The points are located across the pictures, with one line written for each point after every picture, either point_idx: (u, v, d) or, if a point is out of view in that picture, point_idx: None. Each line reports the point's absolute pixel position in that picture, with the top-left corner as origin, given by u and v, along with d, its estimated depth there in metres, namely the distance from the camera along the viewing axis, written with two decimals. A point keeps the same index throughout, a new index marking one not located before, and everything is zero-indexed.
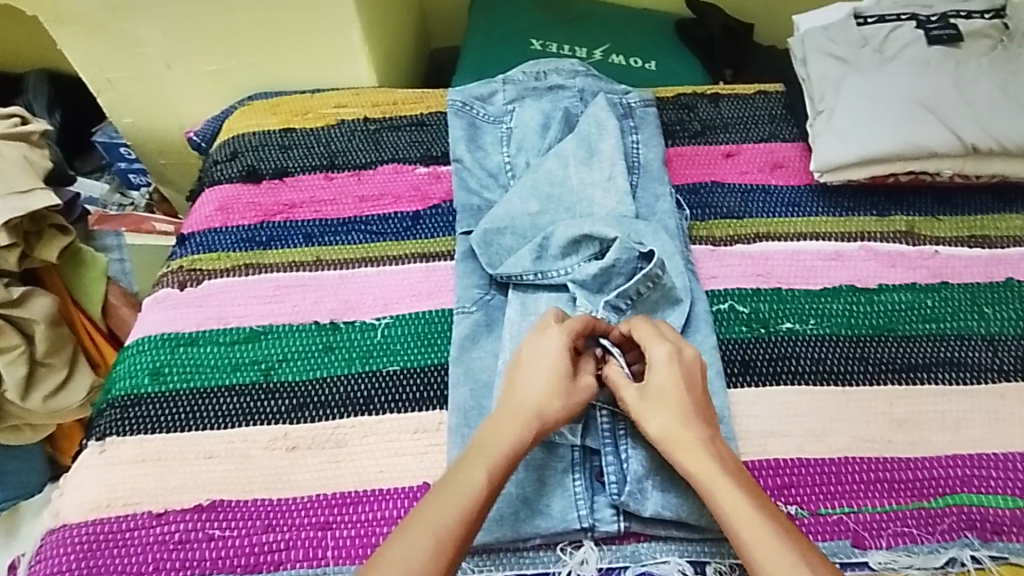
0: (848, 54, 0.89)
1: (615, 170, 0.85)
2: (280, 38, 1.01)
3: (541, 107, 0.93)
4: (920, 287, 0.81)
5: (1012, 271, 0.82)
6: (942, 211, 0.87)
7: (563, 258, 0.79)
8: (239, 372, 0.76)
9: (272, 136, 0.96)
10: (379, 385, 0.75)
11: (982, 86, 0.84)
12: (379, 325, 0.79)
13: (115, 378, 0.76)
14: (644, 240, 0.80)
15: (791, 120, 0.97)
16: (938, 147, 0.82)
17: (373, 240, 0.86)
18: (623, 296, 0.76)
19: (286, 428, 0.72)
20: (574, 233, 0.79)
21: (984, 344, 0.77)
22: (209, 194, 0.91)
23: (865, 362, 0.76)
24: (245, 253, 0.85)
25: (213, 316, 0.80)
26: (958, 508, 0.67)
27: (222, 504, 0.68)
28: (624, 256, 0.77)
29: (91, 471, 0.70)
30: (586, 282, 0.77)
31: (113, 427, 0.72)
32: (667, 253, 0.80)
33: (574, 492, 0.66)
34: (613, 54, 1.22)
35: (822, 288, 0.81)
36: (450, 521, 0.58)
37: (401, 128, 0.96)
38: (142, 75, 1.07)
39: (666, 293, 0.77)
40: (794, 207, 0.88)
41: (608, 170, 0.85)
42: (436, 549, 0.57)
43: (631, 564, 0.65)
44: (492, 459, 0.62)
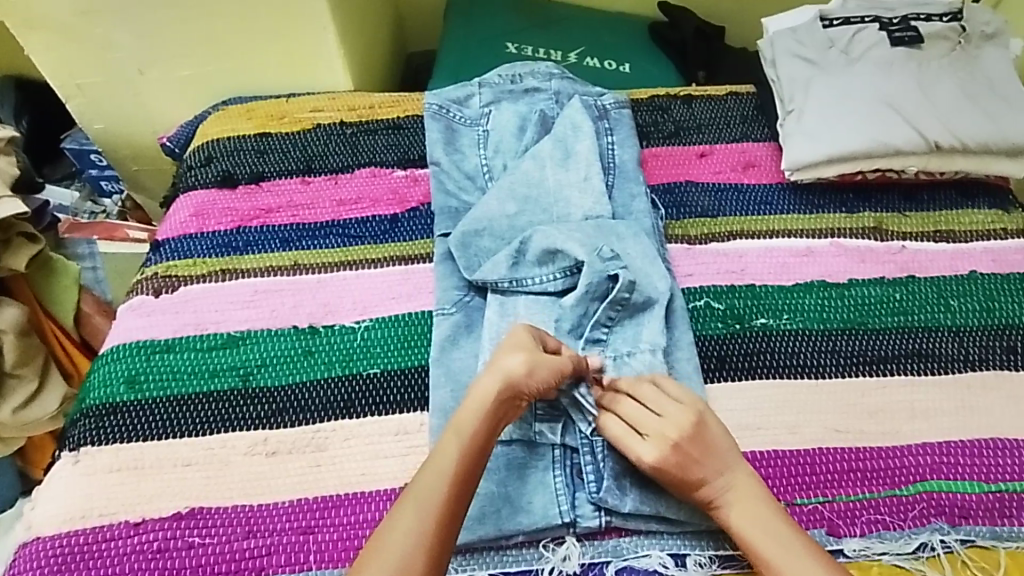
0: (815, 55, 0.91)
1: (591, 171, 0.86)
2: (254, 42, 1.01)
3: (517, 109, 0.94)
4: (888, 281, 0.83)
5: (976, 264, 0.85)
6: (908, 207, 0.90)
7: (540, 267, 0.79)
8: (218, 379, 0.75)
9: (247, 140, 0.96)
10: (359, 387, 0.75)
11: (944, 86, 0.87)
12: (358, 329, 0.79)
13: (88, 387, 0.75)
14: (621, 249, 0.80)
15: (763, 120, 0.99)
16: (903, 145, 0.85)
17: (352, 244, 0.86)
18: (597, 326, 0.76)
19: (266, 433, 0.72)
20: (551, 243, 0.79)
21: (950, 335, 0.79)
22: (183, 200, 0.90)
23: (838, 355, 0.77)
24: (221, 259, 0.84)
25: (189, 322, 0.79)
26: (928, 495, 0.69)
27: (201, 511, 0.67)
28: (593, 280, 0.77)
29: (65, 482, 0.69)
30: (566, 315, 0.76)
31: (88, 436, 0.71)
32: (647, 262, 0.80)
33: (555, 488, 0.67)
34: (588, 57, 1.23)
35: (795, 284, 0.83)
36: (434, 500, 0.60)
37: (377, 132, 0.97)
38: (114, 80, 1.06)
39: (634, 310, 0.77)
40: (766, 205, 0.90)
41: (584, 171, 0.86)
42: (422, 533, 0.58)
43: (613, 559, 0.65)
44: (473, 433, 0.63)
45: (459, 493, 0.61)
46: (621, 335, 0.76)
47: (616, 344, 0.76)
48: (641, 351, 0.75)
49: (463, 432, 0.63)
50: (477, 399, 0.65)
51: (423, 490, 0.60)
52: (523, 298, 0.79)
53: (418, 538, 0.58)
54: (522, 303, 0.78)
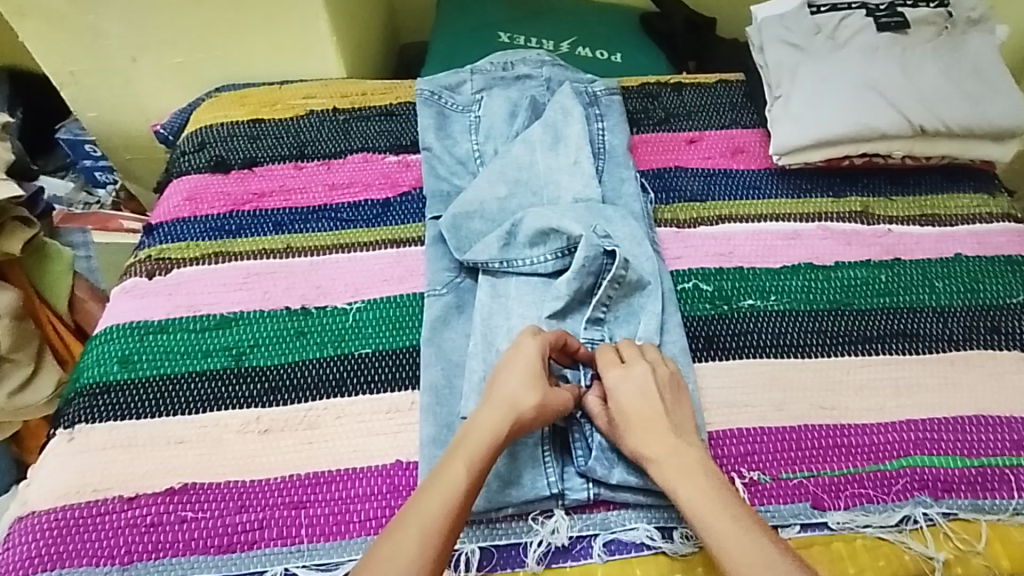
0: (802, 41, 0.91)
1: (581, 155, 0.87)
2: (247, 29, 1.01)
3: (508, 96, 0.95)
4: (875, 263, 0.84)
5: (961, 247, 0.86)
6: (894, 192, 0.91)
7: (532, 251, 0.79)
8: (210, 358, 0.75)
9: (240, 126, 0.96)
10: (351, 367, 0.75)
11: (928, 71, 0.88)
12: (350, 310, 0.79)
13: (82, 367, 0.76)
14: (612, 227, 0.81)
15: (751, 107, 1.00)
16: (888, 129, 0.86)
17: (344, 227, 0.87)
18: (597, 305, 0.77)
19: (258, 411, 0.73)
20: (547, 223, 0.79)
21: (934, 315, 0.80)
22: (176, 185, 0.91)
23: (824, 335, 0.78)
24: (215, 242, 0.85)
25: (182, 304, 0.80)
26: (912, 469, 0.70)
27: (193, 487, 0.68)
28: (591, 258, 0.76)
29: (59, 460, 0.69)
30: (558, 298, 0.76)
31: (82, 415, 0.72)
32: (635, 240, 0.81)
33: (544, 463, 0.67)
34: (580, 47, 1.24)
35: (782, 266, 0.84)
36: (437, 525, 0.59)
37: (370, 118, 0.98)
38: (107, 68, 1.06)
39: (632, 287, 0.78)
40: (754, 189, 0.91)
41: (574, 155, 0.87)
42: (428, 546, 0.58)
43: (601, 532, 0.66)
44: (475, 454, 0.63)
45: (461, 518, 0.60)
46: (617, 317, 0.78)
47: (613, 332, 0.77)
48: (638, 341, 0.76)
49: (467, 459, 0.62)
50: (483, 429, 0.64)
51: (424, 514, 0.59)
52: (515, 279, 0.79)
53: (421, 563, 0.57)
54: (513, 284, 0.79)
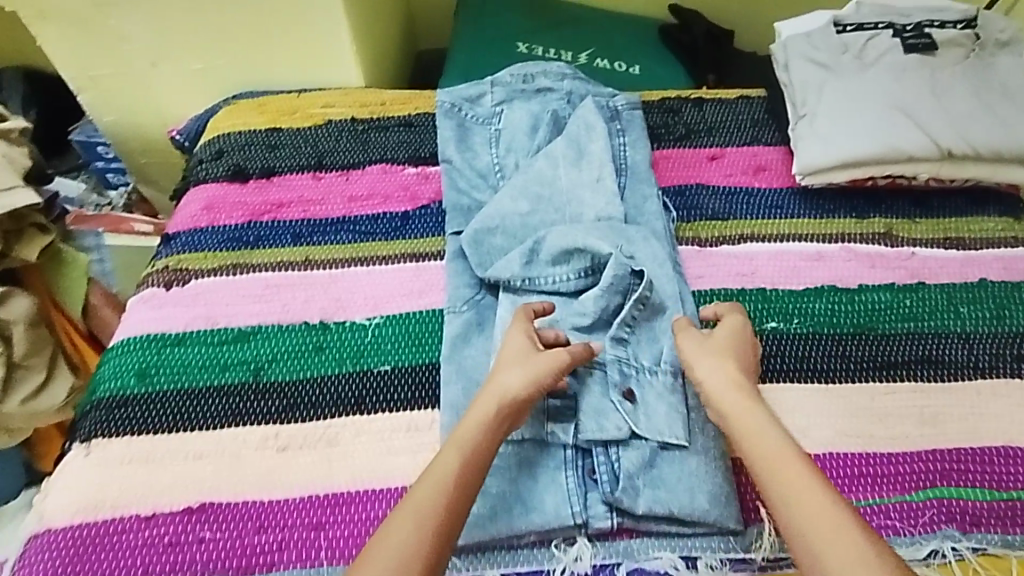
0: (829, 59, 0.91)
1: (603, 172, 0.86)
2: (268, 36, 1.00)
3: (530, 108, 0.93)
4: (899, 287, 0.84)
5: (986, 272, 0.85)
6: (918, 213, 0.90)
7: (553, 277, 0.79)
8: (228, 372, 0.75)
9: (259, 135, 0.96)
10: (371, 384, 0.75)
11: (957, 93, 0.87)
12: (370, 325, 0.79)
13: (99, 379, 0.75)
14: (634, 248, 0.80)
15: (773, 124, 0.99)
16: (915, 151, 0.85)
17: (363, 240, 0.86)
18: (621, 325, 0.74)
19: (277, 427, 0.72)
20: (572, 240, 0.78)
21: (960, 342, 0.79)
22: (194, 194, 0.90)
23: (848, 360, 0.78)
24: (233, 252, 0.84)
25: (200, 315, 0.79)
26: (939, 501, 0.69)
27: (211, 506, 0.67)
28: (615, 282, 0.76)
29: (76, 474, 0.69)
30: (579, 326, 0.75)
31: (98, 428, 0.71)
32: (659, 263, 0.80)
33: (567, 488, 0.67)
34: (598, 58, 1.24)
35: (805, 288, 0.83)
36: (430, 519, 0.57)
37: (389, 129, 0.97)
38: (125, 73, 1.06)
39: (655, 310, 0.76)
40: (777, 209, 0.90)
41: (597, 171, 0.86)
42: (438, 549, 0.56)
43: (624, 560, 0.65)
44: (467, 442, 0.62)
45: (457, 510, 0.58)
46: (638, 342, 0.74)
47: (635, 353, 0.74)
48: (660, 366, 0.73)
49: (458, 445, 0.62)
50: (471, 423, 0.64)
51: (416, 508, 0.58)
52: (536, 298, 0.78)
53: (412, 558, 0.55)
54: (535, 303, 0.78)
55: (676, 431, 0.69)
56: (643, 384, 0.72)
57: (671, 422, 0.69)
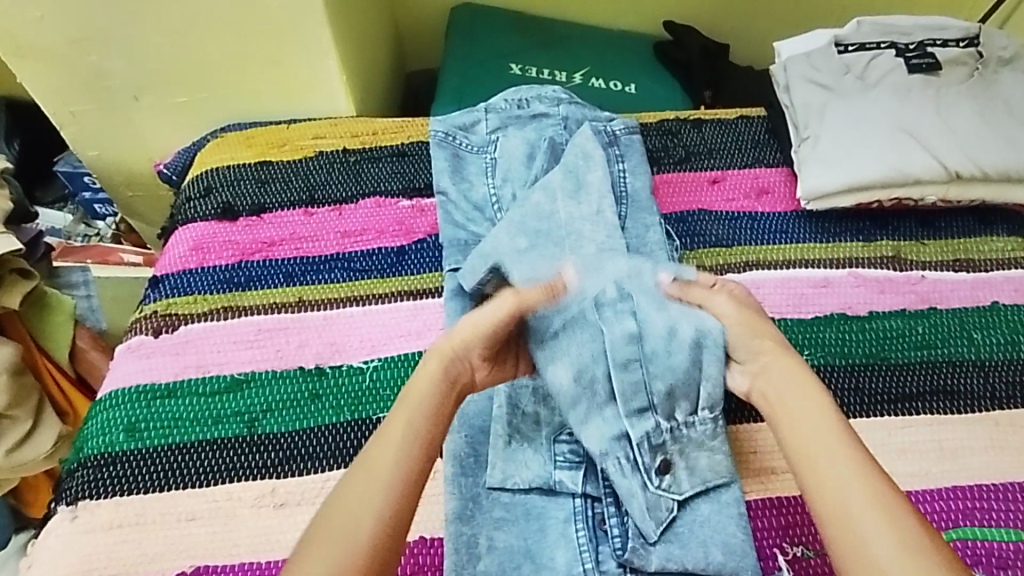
0: (831, 80, 0.89)
1: (604, 204, 0.82)
2: (254, 66, 0.98)
3: (525, 136, 0.91)
4: (910, 313, 0.81)
5: (998, 295, 0.83)
6: (926, 235, 0.88)
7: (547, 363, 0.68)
8: (221, 426, 0.72)
9: (248, 169, 0.93)
10: (369, 432, 0.72)
11: (963, 114, 0.85)
12: (367, 369, 0.76)
13: (86, 436, 0.72)
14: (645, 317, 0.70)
15: (774, 144, 0.97)
16: (921, 173, 0.83)
17: (358, 279, 0.83)
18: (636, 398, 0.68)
19: (273, 482, 0.69)
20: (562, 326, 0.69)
21: (975, 370, 0.77)
22: (182, 234, 0.88)
23: (861, 393, 0.75)
24: (223, 295, 0.81)
25: (191, 364, 0.76)
26: (963, 543, 0.66)
27: (207, 570, 0.64)
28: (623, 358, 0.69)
29: (62, 539, 0.66)
30: (608, 425, 0.67)
31: (85, 490, 0.68)
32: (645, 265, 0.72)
33: (577, 543, 0.64)
34: (593, 77, 1.22)
35: (814, 316, 0.81)
36: None
37: (381, 159, 0.94)
38: (108, 106, 1.03)
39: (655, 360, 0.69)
40: (782, 233, 0.88)
41: (596, 205, 0.82)
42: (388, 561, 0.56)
43: None
44: None
45: None
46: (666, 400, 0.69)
47: (671, 411, 0.69)
48: (698, 416, 0.69)
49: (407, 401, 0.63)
50: None
51: (376, 510, 0.57)
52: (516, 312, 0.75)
53: (368, 556, 0.55)
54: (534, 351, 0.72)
55: (726, 467, 0.68)
56: (687, 446, 0.68)
57: (714, 459, 0.68)
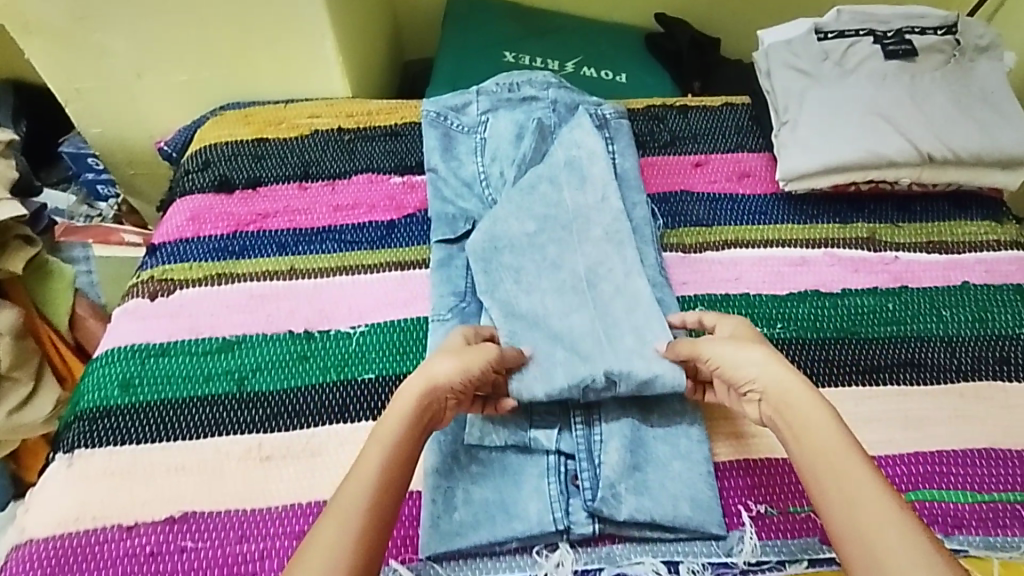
0: (810, 66, 0.91)
1: (608, 192, 0.84)
2: (253, 47, 1.01)
3: (514, 117, 0.93)
4: (882, 291, 0.84)
5: (969, 275, 0.86)
6: (901, 218, 0.91)
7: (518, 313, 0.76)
8: (212, 383, 0.75)
9: (245, 146, 0.96)
10: (353, 393, 0.75)
11: (937, 99, 0.88)
12: (354, 334, 0.79)
13: (82, 391, 0.75)
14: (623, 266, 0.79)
15: (757, 131, 1.00)
16: (895, 155, 0.86)
17: (348, 250, 0.86)
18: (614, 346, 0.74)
19: (260, 437, 0.72)
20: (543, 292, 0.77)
21: (942, 345, 0.80)
22: (179, 205, 0.91)
23: (831, 364, 0.78)
24: (218, 263, 0.84)
25: (184, 326, 0.79)
26: (922, 504, 0.69)
27: (194, 515, 0.67)
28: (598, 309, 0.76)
29: (58, 487, 0.69)
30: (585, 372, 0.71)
31: (81, 439, 0.71)
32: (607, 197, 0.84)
33: (549, 495, 0.67)
34: (584, 67, 1.25)
35: (788, 293, 0.83)
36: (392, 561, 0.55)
37: (374, 138, 0.97)
38: (112, 84, 1.06)
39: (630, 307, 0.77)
40: (762, 214, 0.90)
41: (601, 193, 0.84)
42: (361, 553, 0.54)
43: (606, 566, 0.65)
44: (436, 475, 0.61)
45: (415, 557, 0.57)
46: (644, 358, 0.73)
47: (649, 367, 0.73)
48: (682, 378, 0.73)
49: (385, 442, 0.59)
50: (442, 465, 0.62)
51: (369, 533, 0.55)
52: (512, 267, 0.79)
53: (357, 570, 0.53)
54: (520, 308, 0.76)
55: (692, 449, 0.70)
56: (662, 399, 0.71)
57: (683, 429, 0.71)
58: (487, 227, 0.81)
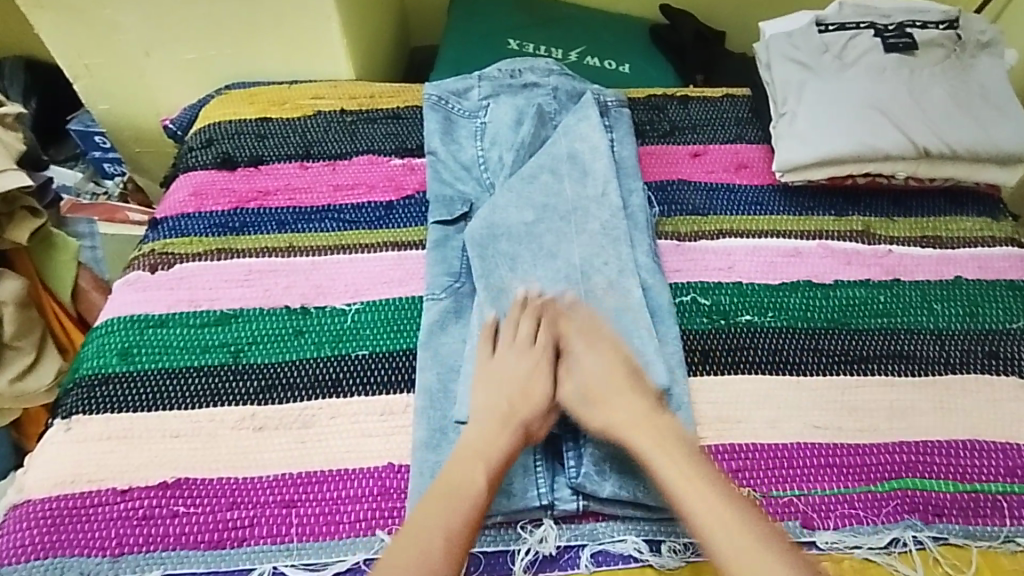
0: (810, 59, 0.92)
1: (609, 187, 0.85)
2: (259, 27, 1.02)
3: (515, 103, 0.94)
4: (873, 283, 0.85)
5: (962, 271, 0.86)
6: (897, 212, 0.91)
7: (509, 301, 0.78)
8: (209, 354, 0.76)
9: (248, 124, 0.97)
10: (347, 368, 0.76)
11: (935, 94, 0.88)
12: (349, 311, 0.80)
13: (82, 358, 0.76)
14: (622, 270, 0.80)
15: (757, 123, 1.00)
16: (891, 149, 0.86)
17: (347, 229, 0.87)
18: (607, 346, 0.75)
19: (254, 408, 0.73)
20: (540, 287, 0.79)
21: (932, 338, 0.80)
22: (182, 181, 0.92)
23: (820, 353, 0.79)
24: (218, 238, 0.86)
25: (184, 299, 0.80)
26: (903, 492, 0.70)
27: (187, 481, 0.69)
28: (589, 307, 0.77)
29: (56, 449, 0.70)
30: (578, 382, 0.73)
31: (80, 405, 0.73)
32: (608, 194, 0.84)
33: (535, 471, 0.70)
34: (588, 56, 1.25)
35: (781, 283, 0.84)
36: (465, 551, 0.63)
37: (376, 120, 0.98)
38: (120, 61, 1.07)
39: (622, 306, 0.78)
40: (757, 205, 0.91)
41: (602, 187, 0.85)
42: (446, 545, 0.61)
43: (589, 543, 0.68)
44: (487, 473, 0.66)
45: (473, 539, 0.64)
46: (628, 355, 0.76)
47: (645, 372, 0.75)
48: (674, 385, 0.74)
49: (466, 460, 0.67)
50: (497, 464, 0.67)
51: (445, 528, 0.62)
52: (506, 255, 0.80)
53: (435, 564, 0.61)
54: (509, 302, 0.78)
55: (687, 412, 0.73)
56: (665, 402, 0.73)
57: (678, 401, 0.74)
58: (485, 215, 0.82)
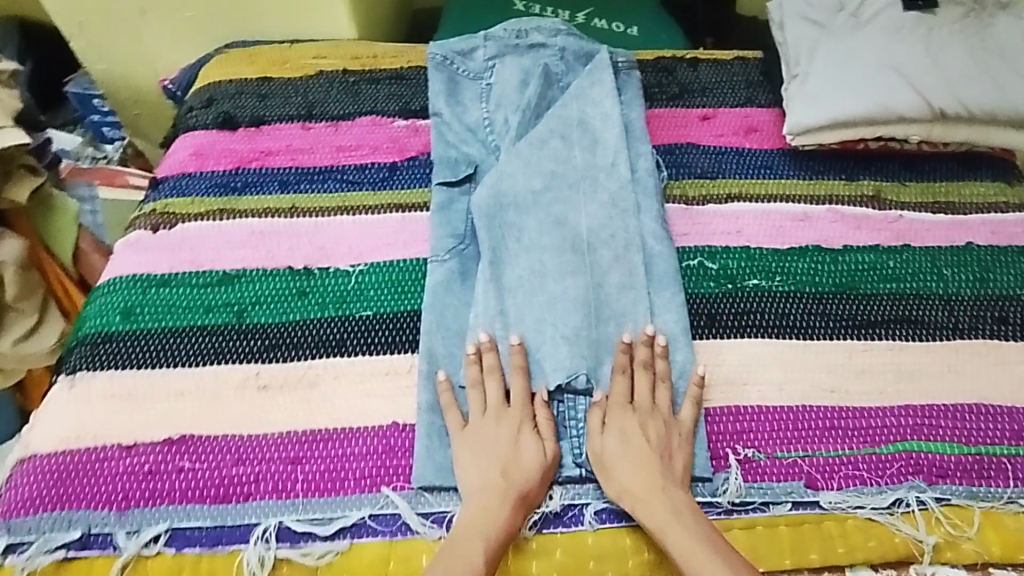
0: (823, 19, 0.90)
1: (619, 156, 0.84)
2: None
3: (522, 63, 0.92)
4: (882, 249, 0.83)
5: (973, 236, 0.85)
6: (909, 177, 0.90)
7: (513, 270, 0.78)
8: (212, 313, 0.76)
9: (249, 85, 0.95)
10: (350, 328, 0.75)
11: (953, 53, 0.86)
12: (353, 273, 0.79)
13: (85, 317, 0.76)
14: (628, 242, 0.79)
15: (767, 86, 0.98)
16: (905, 112, 0.84)
17: (350, 189, 0.86)
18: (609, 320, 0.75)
19: (259, 367, 0.73)
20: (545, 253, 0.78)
21: (941, 303, 0.79)
22: (182, 141, 0.91)
23: (827, 317, 0.78)
24: (220, 198, 0.85)
25: (186, 259, 0.80)
26: (908, 454, 0.70)
27: (191, 438, 0.69)
28: (592, 279, 0.77)
29: (60, 405, 0.71)
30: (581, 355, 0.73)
31: (84, 363, 0.73)
32: (617, 163, 0.83)
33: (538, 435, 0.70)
34: (595, 18, 1.22)
35: (789, 247, 0.83)
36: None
37: (380, 81, 0.96)
38: (117, 20, 1.05)
39: (625, 276, 0.78)
40: (766, 168, 0.89)
41: (611, 155, 0.84)
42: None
43: (593, 501, 0.68)
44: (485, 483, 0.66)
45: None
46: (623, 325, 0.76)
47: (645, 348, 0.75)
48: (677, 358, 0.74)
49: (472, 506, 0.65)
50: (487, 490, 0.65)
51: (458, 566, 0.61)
52: (511, 223, 0.80)
53: None
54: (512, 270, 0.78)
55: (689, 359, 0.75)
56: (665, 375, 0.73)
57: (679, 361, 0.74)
58: (492, 182, 0.82)
